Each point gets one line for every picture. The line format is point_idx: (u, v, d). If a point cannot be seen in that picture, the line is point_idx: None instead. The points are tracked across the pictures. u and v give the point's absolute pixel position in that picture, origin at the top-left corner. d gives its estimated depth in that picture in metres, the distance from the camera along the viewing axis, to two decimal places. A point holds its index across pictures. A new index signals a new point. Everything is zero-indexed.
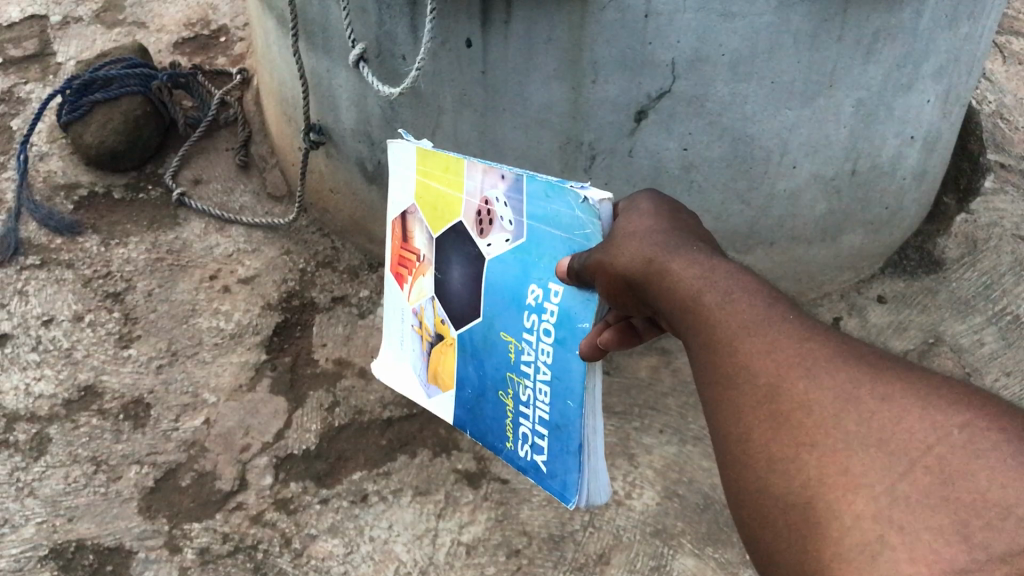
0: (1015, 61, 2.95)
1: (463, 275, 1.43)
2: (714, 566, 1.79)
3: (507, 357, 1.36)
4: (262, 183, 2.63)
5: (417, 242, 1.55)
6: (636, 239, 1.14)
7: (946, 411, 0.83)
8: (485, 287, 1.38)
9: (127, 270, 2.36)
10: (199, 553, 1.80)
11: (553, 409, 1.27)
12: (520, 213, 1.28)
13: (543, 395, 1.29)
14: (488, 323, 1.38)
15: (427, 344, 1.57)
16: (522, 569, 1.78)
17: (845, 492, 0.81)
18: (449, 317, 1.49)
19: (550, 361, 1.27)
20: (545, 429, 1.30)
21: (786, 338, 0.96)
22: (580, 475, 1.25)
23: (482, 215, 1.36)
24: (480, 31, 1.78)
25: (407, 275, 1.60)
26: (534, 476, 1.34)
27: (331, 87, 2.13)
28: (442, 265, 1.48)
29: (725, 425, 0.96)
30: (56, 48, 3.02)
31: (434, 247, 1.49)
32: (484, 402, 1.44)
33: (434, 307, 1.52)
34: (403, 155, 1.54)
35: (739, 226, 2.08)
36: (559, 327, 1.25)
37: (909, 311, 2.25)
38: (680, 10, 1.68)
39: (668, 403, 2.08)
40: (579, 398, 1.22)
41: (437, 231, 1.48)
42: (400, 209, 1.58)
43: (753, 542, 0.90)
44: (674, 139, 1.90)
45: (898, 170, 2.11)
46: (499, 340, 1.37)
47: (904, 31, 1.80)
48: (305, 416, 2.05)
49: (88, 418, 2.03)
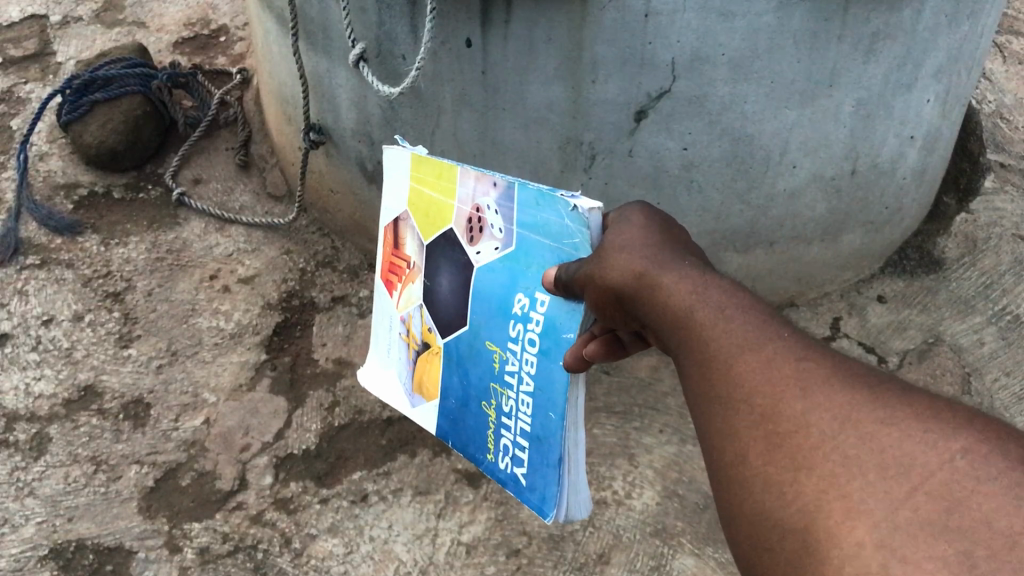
0: (1015, 61, 2.94)
1: (451, 283, 1.44)
2: (714, 566, 1.79)
3: (492, 366, 1.36)
4: (262, 183, 2.62)
5: (407, 248, 1.55)
6: (626, 251, 1.14)
7: (948, 435, 0.83)
8: (473, 296, 1.38)
9: (127, 270, 2.36)
10: (199, 553, 1.80)
11: (535, 420, 1.27)
12: (510, 221, 1.28)
13: (525, 405, 1.29)
14: (475, 331, 1.39)
15: (413, 352, 1.57)
16: (522, 569, 1.78)
17: (844, 516, 0.81)
18: (436, 325, 1.49)
19: (534, 371, 1.27)
20: (527, 440, 1.30)
21: (782, 357, 0.96)
22: (560, 489, 1.24)
23: (472, 222, 1.36)
24: (480, 31, 1.78)
25: (397, 281, 1.60)
26: (513, 489, 1.33)
27: (331, 86, 2.13)
28: (431, 272, 1.48)
29: (721, 445, 0.96)
30: (56, 48, 3.02)
31: (425, 254, 1.49)
32: (468, 410, 1.43)
33: (423, 315, 1.52)
34: (396, 162, 1.54)
35: (739, 225, 2.08)
36: (544, 338, 1.25)
37: (909, 311, 2.25)
38: (680, 10, 1.68)
39: (668, 403, 2.08)
40: (562, 410, 1.22)
41: (428, 238, 1.48)
42: (392, 214, 1.58)
43: (749, 567, 0.89)
44: (674, 139, 1.90)
45: (899, 170, 2.11)
46: (484, 348, 1.37)
47: (904, 31, 1.80)
48: (304, 416, 2.05)
49: (88, 418, 2.03)
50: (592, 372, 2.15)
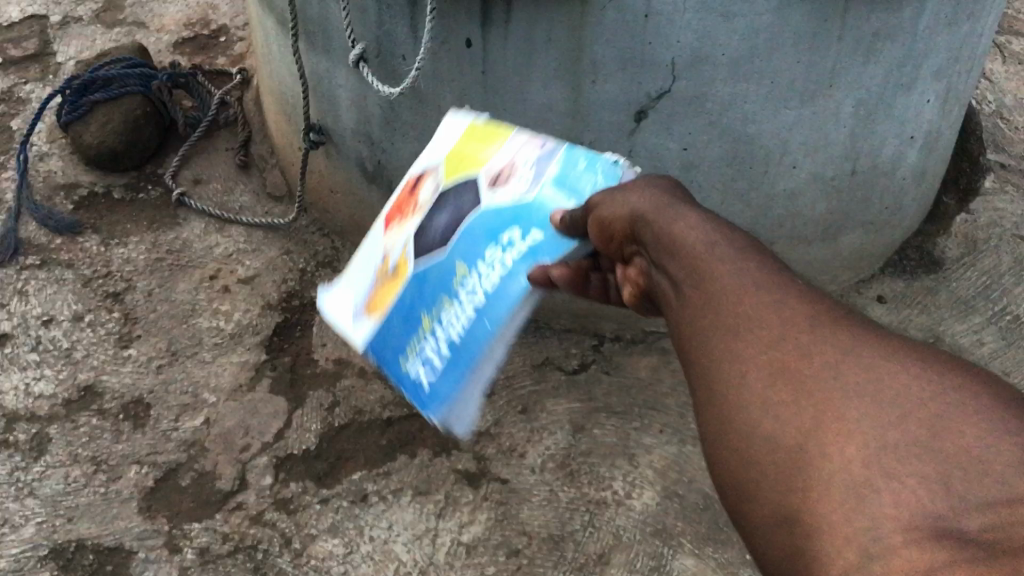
0: (1015, 62, 2.94)
1: (450, 218, 1.42)
2: (714, 566, 1.80)
3: (452, 271, 1.36)
4: (262, 183, 2.62)
5: (422, 193, 1.52)
6: (637, 191, 1.19)
7: (942, 371, 0.85)
8: (460, 230, 1.39)
9: (127, 270, 2.36)
10: (199, 553, 1.80)
11: (470, 323, 1.30)
12: (545, 172, 1.38)
13: (465, 312, 1.31)
14: (449, 258, 1.38)
15: (385, 278, 1.49)
16: (522, 569, 1.79)
17: (836, 436, 0.82)
18: (415, 251, 1.44)
19: (490, 283, 1.30)
20: (445, 349, 1.32)
21: (779, 286, 0.96)
22: (463, 394, 1.29)
23: (498, 173, 1.43)
24: (480, 31, 1.78)
25: (396, 220, 1.54)
26: (412, 392, 1.34)
27: (331, 87, 2.13)
28: (436, 206, 1.46)
29: (708, 365, 0.96)
30: (56, 48, 3.02)
31: (438, 194, 1.48)
32: (422, 288, 1.40)
33: (406, 246, 1.47)
34: (450, 124, 1.59)
35: (739, 225, 2.07)
36: (519, 262, 1.30)
37: (909, 311, 2.25)
38: (680, 10, 1.68)
39: (668, 403, 2.08)
40: (501, 318, 1.27)
41: (448, 183, 1.48)
42: (422, 167, 1.57)
43: (730, 484, 0.90)
44: (674, 139, 1.90)
45: (899, 170, 2.11)
46: (452, 261, 1.37)
47: (905, 30, 1.80)
48: (304, 416, 2.05)
49: (88, 418, 2.03)
50: (592, 372, 2.15)
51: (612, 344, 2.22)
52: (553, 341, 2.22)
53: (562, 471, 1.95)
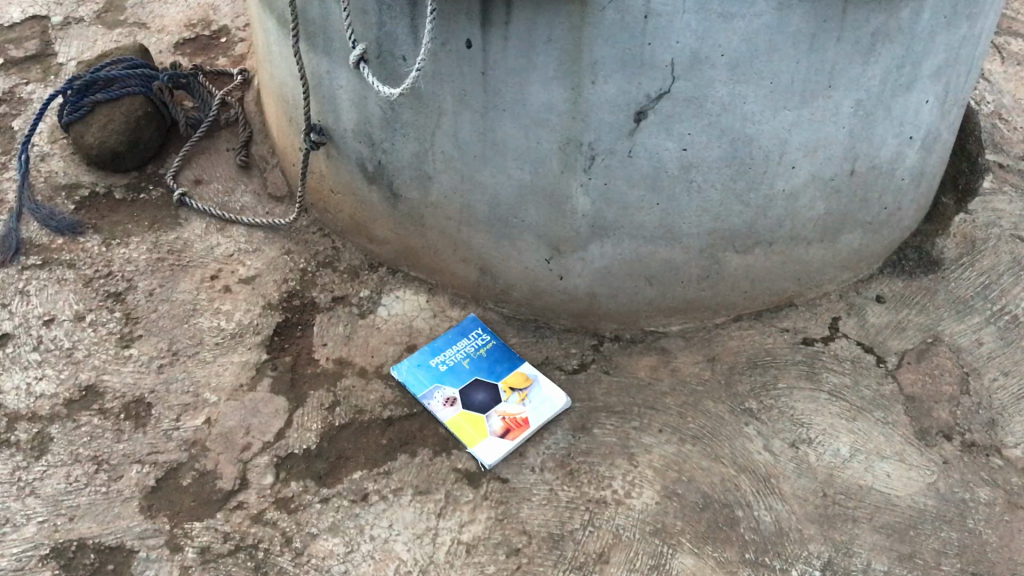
0: (1013, 62, 2.95)
1: (484, 407, 2.08)
2: (714, 565, 1.80)
3: (468, 377, 2.14)
4: (262, 183, 2.62)
5: (496, 414, 2.06)
6: None
7: None
8: (489, 374, 2.15)
9: (128, 270, 2.37)
10: (199, 553, 1.81)
11: (455, 373, 2.15)
12: (533, 402, 2.07)
13: (457, 366, 2.16)
14: (478, 390, 2.12)
15: (472, 375, 2.15)
16: (522, 568, 1.79)
17: None
18: (496, 404, 2.08)
19: (465, 382, 2.13)
20: (450, 360, 2.18)
21: None
22: (433, 344, 2.21)
23: (508, 427, 2.03)
24: (480, 32, 1.80)
25: (498, 405, 2.08)
26: (433, 347, 2.20)
27: (331, 87, 2.14)
28: (480, 407, 2.08)
29: None
30: (58, 48, 3.03)
31: (490, 412, 2.07)
32: (490, 373, 2.15)
33: (499, 411, 2.06)
34: (533, 407, 2.06)
35: (738, 226, 2.07)
36: (467, 390, 2.12)
37: (908, 311, 2.28)
38: (680, 11, 1.69)
39: (667, 403, 2.09)
40: (454, 370, 2.16)
41: (499, 419, 2.05)
42: (496, 417, 2.06)
43: None
44: (674, 139, 1.89)
45: (898, 170, 2.12)
46: (476, 382, 2.13)
47: (904, 30, 1.81)
48: (305, 416, 2.06)
49: (89, 418, 2.04)
50: (592, 372, 2.16)
51: (612, 344, 2.23)
52: (553, 341, 2.24)
53: (562, 471, 1.95)
